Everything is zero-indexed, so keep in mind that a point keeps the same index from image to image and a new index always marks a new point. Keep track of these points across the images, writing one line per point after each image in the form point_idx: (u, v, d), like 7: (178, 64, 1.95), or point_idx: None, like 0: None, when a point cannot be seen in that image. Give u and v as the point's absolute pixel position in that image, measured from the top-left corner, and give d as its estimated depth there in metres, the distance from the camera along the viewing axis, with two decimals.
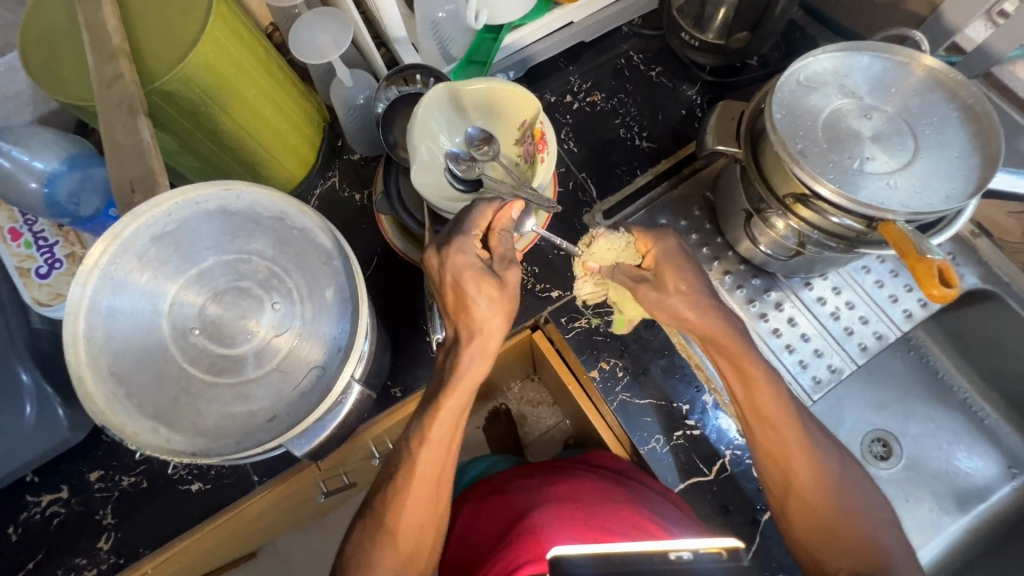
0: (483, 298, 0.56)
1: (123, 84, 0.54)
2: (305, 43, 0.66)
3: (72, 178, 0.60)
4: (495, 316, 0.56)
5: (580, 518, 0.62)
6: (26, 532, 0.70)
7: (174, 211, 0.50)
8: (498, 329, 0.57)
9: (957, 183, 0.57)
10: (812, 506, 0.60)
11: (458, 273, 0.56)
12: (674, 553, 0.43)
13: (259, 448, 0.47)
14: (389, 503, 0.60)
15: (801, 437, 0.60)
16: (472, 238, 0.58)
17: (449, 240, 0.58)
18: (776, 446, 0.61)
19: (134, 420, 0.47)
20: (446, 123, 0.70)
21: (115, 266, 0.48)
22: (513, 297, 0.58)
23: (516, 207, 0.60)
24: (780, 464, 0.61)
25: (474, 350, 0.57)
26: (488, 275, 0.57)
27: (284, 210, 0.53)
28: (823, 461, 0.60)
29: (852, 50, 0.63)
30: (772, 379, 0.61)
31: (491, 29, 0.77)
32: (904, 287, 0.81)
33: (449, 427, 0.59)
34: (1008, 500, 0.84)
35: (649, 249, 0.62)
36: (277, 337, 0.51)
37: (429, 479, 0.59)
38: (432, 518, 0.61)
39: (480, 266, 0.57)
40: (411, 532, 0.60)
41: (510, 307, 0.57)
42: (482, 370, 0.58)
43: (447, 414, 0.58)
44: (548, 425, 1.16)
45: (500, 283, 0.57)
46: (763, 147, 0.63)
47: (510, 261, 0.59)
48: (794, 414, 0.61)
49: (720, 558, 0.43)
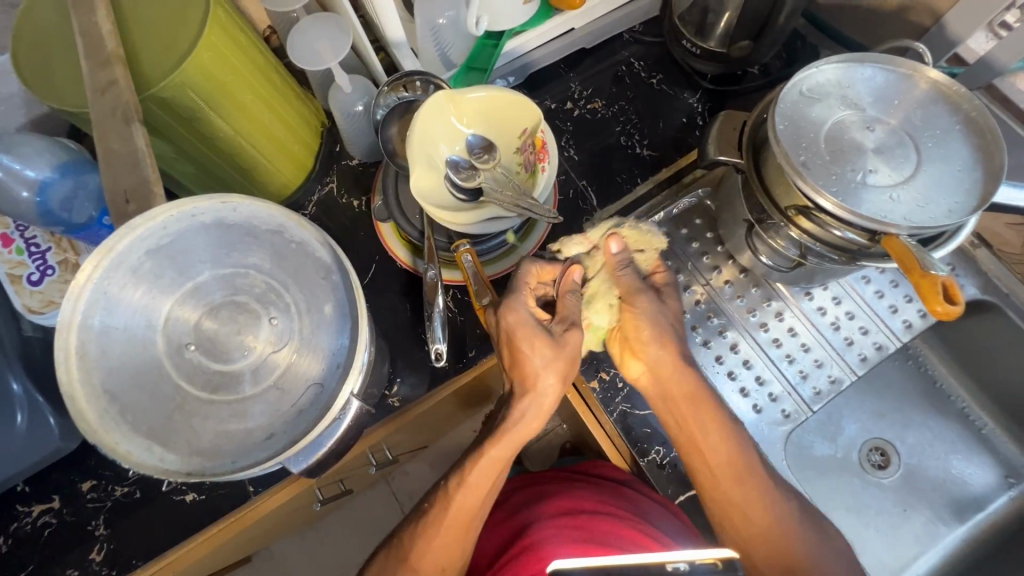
0: (538, 358, 0.58)
1: (117, 90, 0.53)
2: (303, 49, 0.66)
3: (64, 185, 0.59)
4: (551, 374, 0.59)
5: (587, 536, 0.62)
6: (15, 543, 0.69)
7: (170, 224, 0.49)
8: (554, 390, 0.59)
9: (959, 197, 0.57)
10: (774, 545, 0.59)
11: (511, 330, 0.59)
12: (671, 564, 0.44)
13: (257, 467, 0.46)
14: (415, 537, 0.60)
15: (751, 483, 0.60)
16: (525, 298, 0.61)
17: (502, 301, 0.61)
18: (725, 494, 0.61)
19: (130, 440, 0.46)
20: (446, 131, 0.69)
21: (109, 281, 0.47)
22: (570, 359, 0.60)
23: (575, 270, 0.64)
24: (733, 512, 0.60)
25: (526, 410, 0.60)
26: (542, 334, 0.59)
27: (283, 223, 0.52)
28: (772, 499, 0.60)
29: (854, 62, 0.63)
30: (715, 425, 0.61)
31: (491, 35, 0.76)
32: (904, 297, 0.81)
33: (488, 474, 0.60)
34: (1006, 509, 0.84)
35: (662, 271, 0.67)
36: (275, 353, 0.50)
37: (462, 522, 0.59)
38: (454, 558, 0.60)
39: (534, 325, 0.59)
40: (432, 573, 0.59)
41: (566, 366, 0.59)
42: (533, 426, 0.61)
43: (489, 461, 0.60)
44: (545, 429, 1.16)
45: (555, 343, 0.59)
46: (765, 158, 0.63)
47: (570, 324, 0.61)
48: (745, 457, 0.61)
49: (716, 569, 0.43)
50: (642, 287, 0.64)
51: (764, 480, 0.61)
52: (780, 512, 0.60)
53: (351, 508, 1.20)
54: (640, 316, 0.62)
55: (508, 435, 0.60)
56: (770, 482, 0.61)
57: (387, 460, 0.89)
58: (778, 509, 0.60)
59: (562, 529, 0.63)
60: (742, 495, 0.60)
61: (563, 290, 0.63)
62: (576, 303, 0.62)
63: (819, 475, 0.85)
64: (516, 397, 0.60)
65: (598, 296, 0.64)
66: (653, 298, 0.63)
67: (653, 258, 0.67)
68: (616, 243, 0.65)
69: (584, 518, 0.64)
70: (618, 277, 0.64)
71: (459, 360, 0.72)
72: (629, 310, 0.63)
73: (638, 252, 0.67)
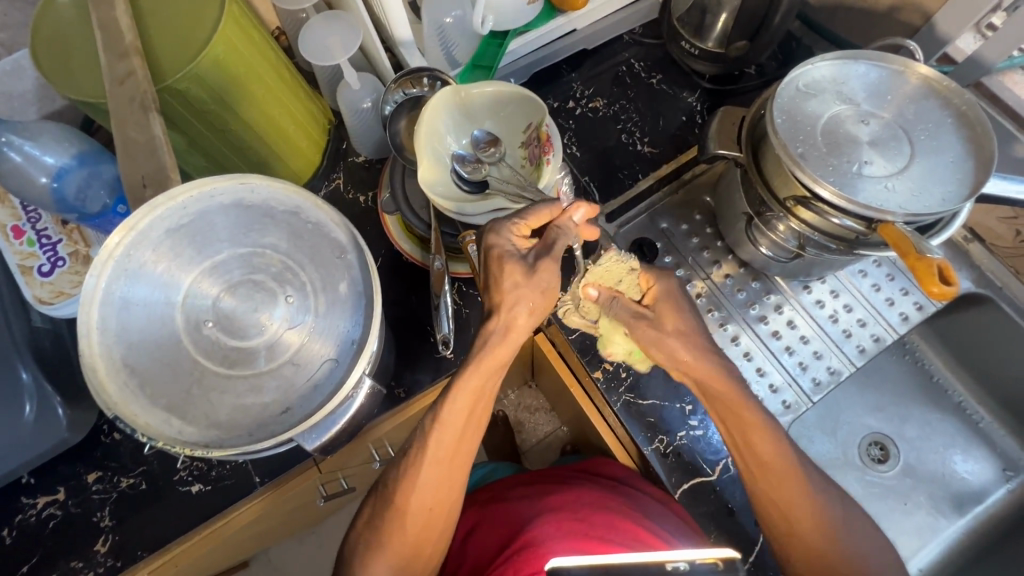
0: (509, 282, 0.58)
1: (135, 81, 0.54)
2: (313, 44, 0.67)
3: (80, 174, 0.60)
4: (520, 298, 0.59)
5: (586, 530, 0.63)
6: (21, 535, 0.68)
7: (190, 205, 0.51)
8: (522, 319, 0.59)
9: (951, 186, 0.58)
10: (816, 551, 0.60)
11: (487, 250, 0.60)
12: (672, 563, 0.47)
13: (272, 439, 0.47)
14: (400, 478, 0.61)
15: (799, 484, 0.61)
16: (510, 223, 0.60)
17: (490, 224, 0.62)
18: (772, 497, 0.61)
19: (150, 412, 0.47)
20: (453, 125, 0.71)
21: (132, 257, 0.49)
22: (541, 286, 0.59)
23: (579, 210, 0.61)
24: (780, 516, 0.61)
25: (493, 334, 0.60)
26: (516, 259, 0.59)
27: (299, 204, 0.54)
28: (821, 505, 0.61)
29: (849, 58, 0.65)
30: (765, 437, 0.61)
31: (496, 35, 0.78)
32: (901, 291, 0.83)
33: (464, 407, 0.60)
34: (1004, 501, 0.85)
35: (652, 286, 0.66)
36: (291, 331, 0.51)
37: (441, 459, 0.60)
38: (442, 499, 0.62)
39: (512, 251, 0.59)
40: (420, 513, 0.61)
41: (538, 295, 0.59)
42: (500, 356, 0.60)
43: (464, 392, 0.59)
44: (545, 432, 1.19)
45: (527, 271, 0.59)
46: (764, 151, 0.64)
47: (547, 253, 0.60)
48: (789, 463, 0.61)
49: (716, 568, 0.47)
50: (636, 320, 0.65)
51: (811, 480, 0.61)
52: (818, 511, 0.61)
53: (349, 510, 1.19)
54: (682, 340, 0.63)
55: (478, 360, 0.59)
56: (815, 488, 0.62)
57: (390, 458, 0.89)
58: (817, 507, 0.61)
59: (559, 524, 0.64)
60: (782, 496, 0.61)
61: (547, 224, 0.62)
62: (560, 236, 0.61)
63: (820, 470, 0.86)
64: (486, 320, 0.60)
65: (611, 339, 0.69)
66: (649, 328, 0.64)
67: (635, 279, 0.68)
68: (592, 293, 0.68)
69: (580, 514, 0.66)
70: (610, 314, 0.67)
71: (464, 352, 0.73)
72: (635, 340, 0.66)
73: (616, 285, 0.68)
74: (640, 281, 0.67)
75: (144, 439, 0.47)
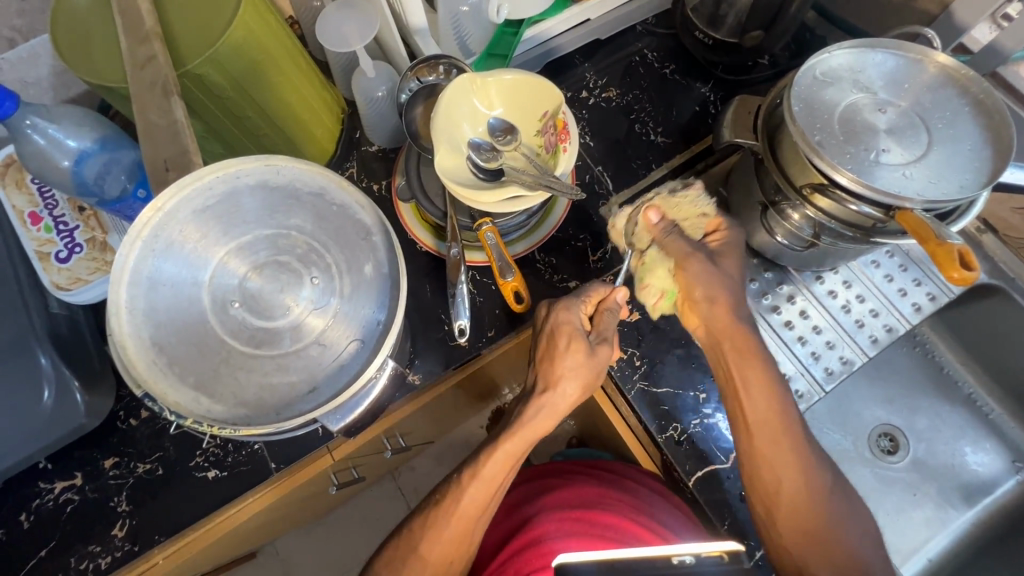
0: (569, 358, 0.63)
1: (156, 65, 0.55)
2: (330, 32, 0.67)
3: (100, 158, 0.61)
4: (575, 378, 0.63)
5: (590, 529, 0.65)
6: (38, 520, 0.69)
7: (216, 185, 0.53)
8: (573, 395, 0.63)
9: (969, 174, 0.58)
10: (803, 512, 0.61)
11: (556, 325, 0.64)
12: (677, 557, 0.49)
13: (300, 418, 0.50)
14: (426, 527, 0.62)
15: (790, 441, 0.62)
16: (580, 303, 0.66)
17: (559, 299, 0.67)
18: (761, 450, 0.62)
19: (178, 390, 0.49)
20: (469, 113, 0.70)
21: (160, 238, 0.51)
22: (596, 370, 0.64)
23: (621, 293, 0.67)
24: (765, 473, 0.62)
25: (545, 406, 0.63)
26: (581, 338, 0.64)
27: (324, 185, 0.56)
28: (811, 469, 0.62)
29: (866, 47, 0.65)
30: (762, 387, 0.63)
31: (511, 24, 0.77)
32: (913, 281, 0.83)
33: (502, 468, 0.62)
34: (1013, 493, 0.85)
35: (720, 229, 0.69)
36: (316, 312, 0.53)
37: (468, 516, 0.61)
38: (461, 554, 0.62)
39: (578, 328, 0.64)
40: (439, 566, 0.61)
41: (590, 376, 0.64)
42: (544, 426, 0.64)
43: (501, 454, 0.62)
44: (552, 425, 1.19)
45: (589, 352, 0.63)
46: (780, 140, 0.65)
47: (606, 339, 0.65)
48: (784, 415, 0.63)
49: (722, 561, 0.49)
50: (694, 250, 0.66)
51: (801, 439, 0.63)
52: (809, 477, 0.62)
53: (356, 503, 1.20)
54: (693, 278, 0.65)
55: (527, 428, 0.63)
56: (806, 447, 0.63)
57: (402, 448, 0.90)
58: (808, 473, 0.62)
59: (561, 523, 0.66)
60: (774, 454, 0.62)
61: (598, 308, 0.67)
62: (612, 319, 0.66)
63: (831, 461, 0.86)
64: (538, 390, 0.64)
65: (653, 269, 0.67)
66: (706, 264, 0.65)
67: (704, 220, 0.69)
68: (655, 213, 0.69)
69: (579, 513, 0.67)
70: (665, 241, 0.67)
71: (478, 341, 0.73)
72: (684, 274, 0.65)
73: (683, 221, 0.69)
74: (708, 224, 0.69)
75: (173, 415, 0.49)
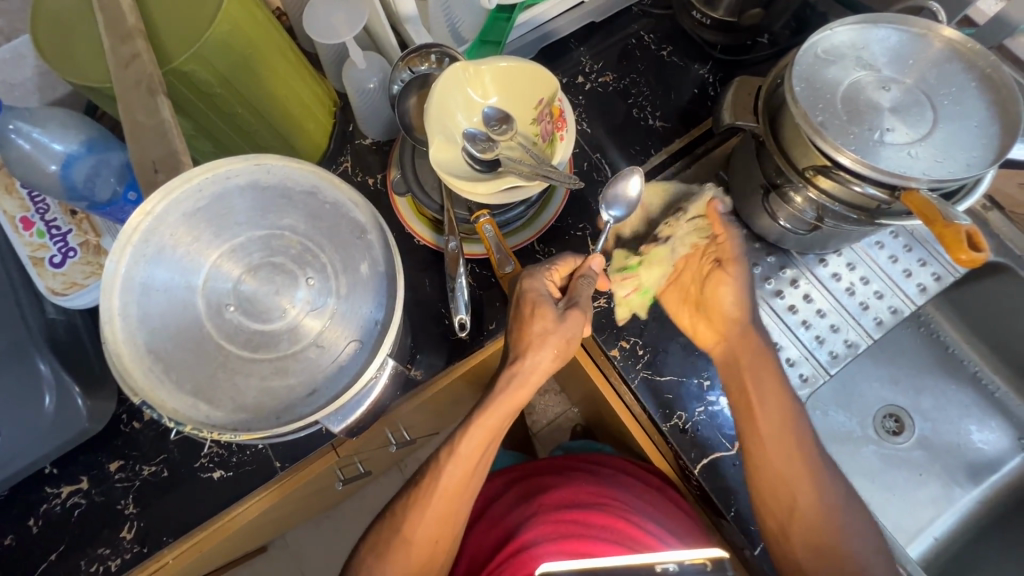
0: (538, 325, 0.62)
1: (141, 64, 0.53)
2: (318, 23, 0.66)
3: (88, 161, 0.60)
4: (546, 347, 0.62)
5: (580, 530, 0.64)
6: (47, 524, 0.69)
7: (205, 186, 0.52)
8: (544, 366, 0.62)
9: (977, 152, 0.57)
10: (813, 527, 0.62)
11: (524, 293, 0.64)
12: (661, 565, 0.51)
13: (300, 422, 0.50)
14: (409, 508, 0.62)
15: (804, 460, 0.64)
16: (549, 273, 0.66)
17: (529, 269, 0.67)
18: (774, 467, 0.64)
19: (175, 398, 0.49)
20: (462, 102, 0.68)
21: (150, 242, 0.50)
22: (568, 338, 0.63)
23: (595, 261, 0.66)
24: (781, 489, 0.63)
25: (516, 376, 0.63)
26: (549, 304, 0.63)
27: (316, 184, 0.55)
28: (822, 486, 0.63)
29: (868, 23, 0.64)
30: (777, 399, 0.66)
31: (503, 8, 0.75)
32: (918, 262, 0.82)
33: (478, 444, 0.62)
34: (1018, 470, 0.85)
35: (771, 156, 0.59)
36: (312, 314, 0.52)
37: (449, 494, 0.62)
38: (446, 535, 0.62)
39: (545, 295, 0.64)
40: (424, 546, 0.61)
41: (563, 344, 0.62)
42: (516, 399, 0.63)
43: (479, 429, 0.62)
44: (556, 413, 1.20)
45: (557, 317, 0.62)
46: (782, 121, 0.63)
47: (576, 305, 0.64)
48: (797, 433, 0.64)
49: (705, 569, 0.51)
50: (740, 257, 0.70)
51: (816, 459, 0.64)
52: (819, 493, 0.63)
53: (363, 497, 1.20)
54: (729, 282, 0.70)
55: (499, 398, 0.62)
56: (818, 463, 0.64)
57: (406, 441, 0.90)
58: (819, 491, 0.63)
59: (555, 525, 0.65)
60: (790, 472, 0.63)
61: (575, 274, 0.67)
62: (586, 285, 0.65)
63: (837, 444, 0.85)
64: (511, 359, 0.63)
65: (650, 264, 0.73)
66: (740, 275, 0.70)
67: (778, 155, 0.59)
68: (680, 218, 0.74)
69: (576, 513, 0.67)
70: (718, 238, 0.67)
71: (480, 334, 0.73)
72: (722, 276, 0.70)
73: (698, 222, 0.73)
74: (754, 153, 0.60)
75: (172, 423, 0.49)
